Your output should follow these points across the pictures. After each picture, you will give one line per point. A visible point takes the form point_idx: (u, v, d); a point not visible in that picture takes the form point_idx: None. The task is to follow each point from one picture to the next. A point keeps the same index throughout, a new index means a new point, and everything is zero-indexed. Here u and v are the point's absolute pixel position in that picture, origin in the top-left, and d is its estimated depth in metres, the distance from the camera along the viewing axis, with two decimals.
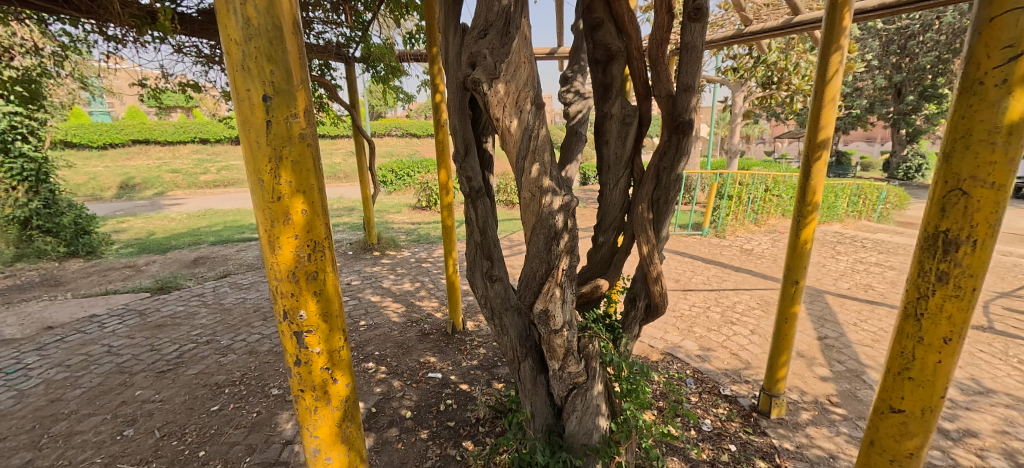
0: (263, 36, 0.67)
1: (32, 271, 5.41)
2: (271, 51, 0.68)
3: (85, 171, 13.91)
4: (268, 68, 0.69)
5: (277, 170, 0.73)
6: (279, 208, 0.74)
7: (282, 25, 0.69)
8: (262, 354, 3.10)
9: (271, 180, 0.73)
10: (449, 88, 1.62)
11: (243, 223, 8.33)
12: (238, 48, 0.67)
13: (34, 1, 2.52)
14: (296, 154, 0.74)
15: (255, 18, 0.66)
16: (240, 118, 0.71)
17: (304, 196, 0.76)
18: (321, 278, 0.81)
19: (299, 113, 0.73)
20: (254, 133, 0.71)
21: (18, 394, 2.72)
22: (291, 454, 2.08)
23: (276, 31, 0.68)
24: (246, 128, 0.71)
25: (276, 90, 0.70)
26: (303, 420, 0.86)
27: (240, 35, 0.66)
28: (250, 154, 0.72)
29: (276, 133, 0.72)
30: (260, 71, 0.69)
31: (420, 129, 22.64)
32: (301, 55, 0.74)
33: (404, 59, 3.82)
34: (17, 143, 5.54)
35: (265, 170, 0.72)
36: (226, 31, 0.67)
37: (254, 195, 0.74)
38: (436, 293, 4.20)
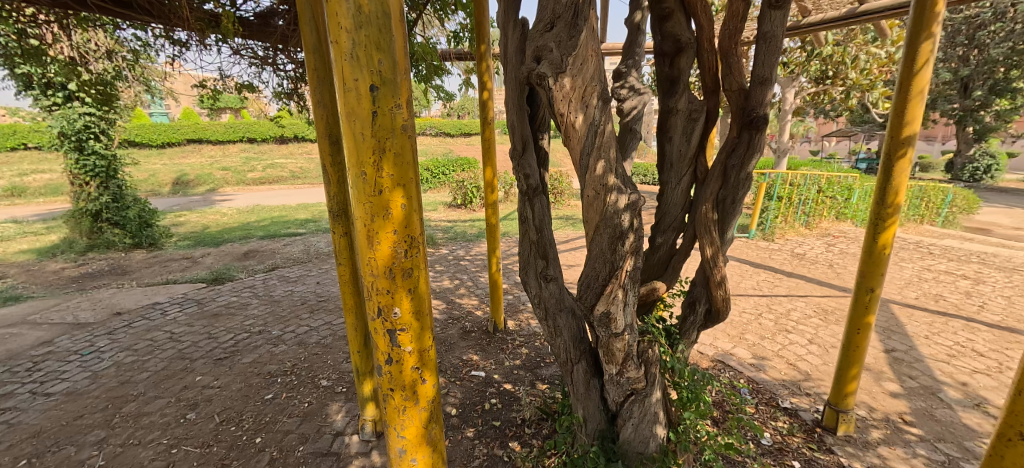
0: (373, 24, 0.66)
1: (103, 261, 5.83)
2: (379, 40, 0.67)
3: (147, 169, 14.94)
4: (376, 56, 0.68)
5: (380, 163, 0.72)
6: (380, 202, 0.74)
7: (390, 12, 0.68)
8: (310, 346, 3.20)
9: (373, 173, 0.72)
10: (509, 84, 1.61)
11: (288, 218, 8.69)
12: (348, 36, 0.66)
13: (111, 9, 2.70)
14: (399, 146, 0.73)
15: (366, 5, 0.65)
16: (346, 109, 0.71)
17: (403, 190, 0.75)
18: (416, 274, 0.79)
19: (401, 103, 0.72)
20: (359, 124, 0.70)
21: (94, 375, 2.92)
22: (341, 445, 2.12)
23: (385, 18, 0.67)
24: (352, 119, 0.70)
25: (382, 80, 0.69)
26: (391, 420, 0.85)
27: (350, 24, 0.66)
28: (354, 146, 0.72)
29: (380, 124, 0.71)
30: (369, 60, 0.68)
31: (454, 128, 22.90)
32: (404, 44, 0.73)
33: (447, 58, 3.83)
34: (93, 142, 6.00)
35: (367, 162, 0.72)
36: (336, 19, 0.66)
37: (355, 189, 0.74)
38: (475, 291, 4.21)
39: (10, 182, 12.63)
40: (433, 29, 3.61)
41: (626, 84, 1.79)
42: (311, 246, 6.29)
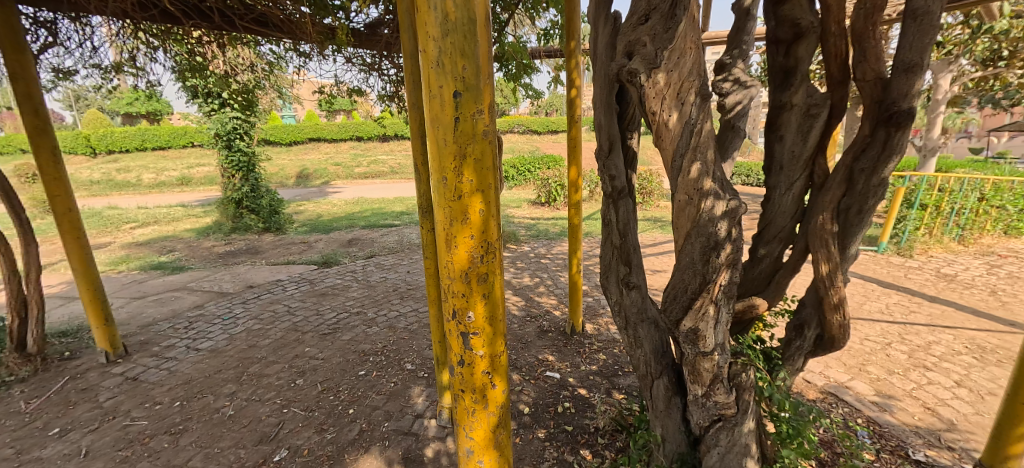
0: (458, 31, 0.67)
1: (241, 241, 6.90)
2: (464, 47, 0.68)
3: (277, 164, 17.35)
4: (461, 63, 0.69)
5: (460, 168, 0.73)
6: (459, 207, 0.75)
7: (475, 18, 0.68)
8: (399, 330, 3.45)
9: (454, 178, 0.74)
10: (598, 82, 1.55)
11: (386, 210, 9.46)
12: (435, 44, 0.68)
13: (252, 28, 3.16)
14: (479, 152, 0.73)
15: (453, 13, 0.66)
16: (431, 115, 0.73)
17: (482, 195, 0.75)
18: (490, 280, 0.79)
19: (483, 108, 0.72)
20: (442, 130, 0.72)
21: (229, 338, 3.46)
22: (420, 427, 2.24)
23: (470, 25, 0.68)
24: (435, 125, 0.72)
25: (466, 86, 0.70)
26: (461, 420, 0.87)
27: (438, 32, 0.67)
28: (437, 152, 0.74)
29: (462, 130, 0.72)
30: (454, 67, 0.69)
31: (541, 126, 23.04)
32: (488, 48, 0.73)
33: (537, 56, 3.83)
34: (239, 141, 7.12)
35: (449, 167, 0.73)
36: (425, 28, 0.68)
37: (437, 193, 0.76)
38: (554, 291, 4.18)
39: (182, 173, 15.57)
40: (524, 28, 3.64)
41: (730, 77, 1.62)
42: (404, 237, 6.77)
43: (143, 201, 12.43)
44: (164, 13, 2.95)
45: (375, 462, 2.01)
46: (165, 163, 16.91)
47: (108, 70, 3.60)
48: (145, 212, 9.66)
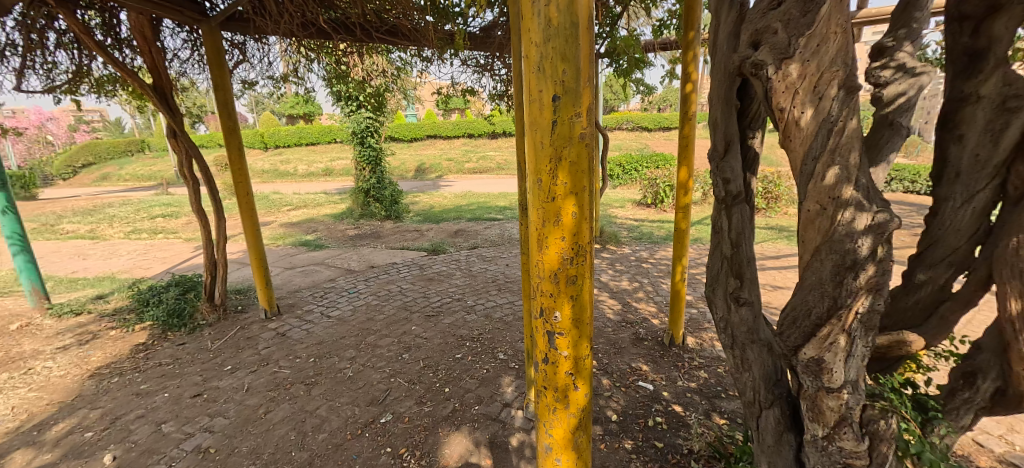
0: (560, 35, 0.68)
1: (367, 226, 7.83)
2: (565, 50, 0.68)
3: (399, 158, 19.28)
4: (561, 67, 0.69)
5: (555, 170, 0.74)
6: (552, 208, 0.76)
7: (578, 22, 0.68)
8: (495, 320, 3.60)
9: (548, 181, 0.75)
10: (717, 76, 1.43)
11: (491, 204, 9.91)
12: (537, 50, 0.70)
13: (383, 37, 3.56)
14: (575, 155, 0.73)
15: (556, 18, 0.67)
16: (531, 118, 0.75)
17: (576, 198, 0.75)
18: (579, 283, 0.79)
19: (582, 112, 0.72)
20: (540, 133, 0.74)
21: (353, 309, 3.97)
22: (507, 416, 2.32)
23: (573, 29, 0.68)
24: (534, 129, 0.74)
25: (565, 89, 0.70)
26: (542, 416, 0.89)
27: (540, 38, 0.69)
28: (534, 154, 0.76)
29: (559, 133, 0.72)
30: (554, 71, 0.70)
31: (652, 122, 21.89)
32: (591, 51, 0.72)
33: (651, 49, 3.68)
34: (370, 139, 8.12)
35: (544, 169, 0.75)
36: (529, 34, 0.71)
37: (531, 194, 0.78)
38: (654, 298, 3.97)
39: (325, 166, 18.19)
40: (638, 20, 3.49)
41: (891, 63, 1.36)
42: (506, 231, 7.02)
43: (297, 188, 14.82)
44: (320, 30, 3.49)
45: (464, 441, 2.14)
46: (314, 157, 19.92)
47: (279, 80, 4.36)
48: (298, 198, 11.52)
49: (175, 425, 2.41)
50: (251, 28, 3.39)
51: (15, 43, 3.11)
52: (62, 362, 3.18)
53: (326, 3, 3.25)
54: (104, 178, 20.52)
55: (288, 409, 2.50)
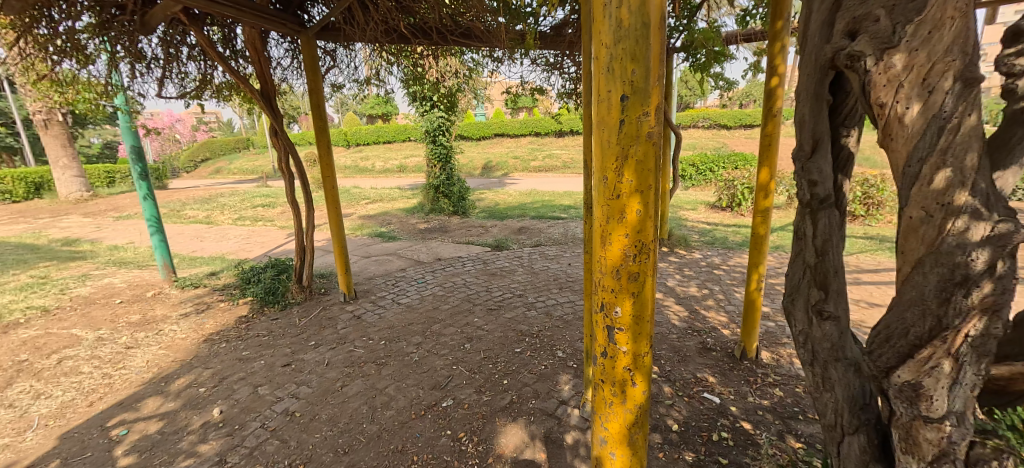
0: (631, 36, 0.69)
1: (436, 220, 8.20)
2: (636, 51, 0.69)
3: (467, 156, 19.90)
4: (631, 67, 0.70)
5: (621, 169, 0.75)
6: (617, 206, 0.77)
7: (650, 22, 0.68)
8: (555, 318, 3.62)
9: (614, 178, 0.76)
10: (805, 70, 1.33)
11: (555, 203, 9.90)
12: (607, 51, 0.71)
13: (458, 40, 3.71)
14: (642, 154, 0.74)
15: (627, 19, 0.68)
16: (599, 117, 0.76)
17: (641, 196, 0.75)
18: (642, 280, 0.79)
19: (650, 111, 0.72)
20: (607, 132, 0.75)
21: (420, 299, 4.21)
22: (563, 413, 2.33)
23: (644, 29, 0.68)
24: (601, 128, 0.76)
25: (634, 89, 0.71)
26: (599, 408, 0.90)
27: (611, 39, 0.70)
28: (600, 152, 0.77)
29: (626, 132, 0.73)
30: (623, 71, 0.71)
31: (731, 120, 20.46)
32: (662, 50, 0.72)
33: (734, 41, 3.48)
34: (442, 137, 8.51)
35: (610, 168, 0.76)
36: (600, 36, 0.72)
37: (597, 191, 0.80)
38: (725, 306, 3.75)
39: (400, 163, 19.30)
40: (720, 11, 3.29)
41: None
42: (569, 230, 7.00)
43: (374, 183, 15.89)
44: (401, 36, 3.73)
45: (520, 433, 2.19)
46: (390, 154, 21.21)
47: (363, 83, 4.72)
48: (374, 192, 12.36)
49: (268, 389, 2.73)
50: (341, 37, 3.72)
51: (158, 56, 3.69)
52: (184, 327, 3.73)
53: (406, 9, 3.48)
54: (217, 171, 23.51)
55: (361, 385, 2.72)
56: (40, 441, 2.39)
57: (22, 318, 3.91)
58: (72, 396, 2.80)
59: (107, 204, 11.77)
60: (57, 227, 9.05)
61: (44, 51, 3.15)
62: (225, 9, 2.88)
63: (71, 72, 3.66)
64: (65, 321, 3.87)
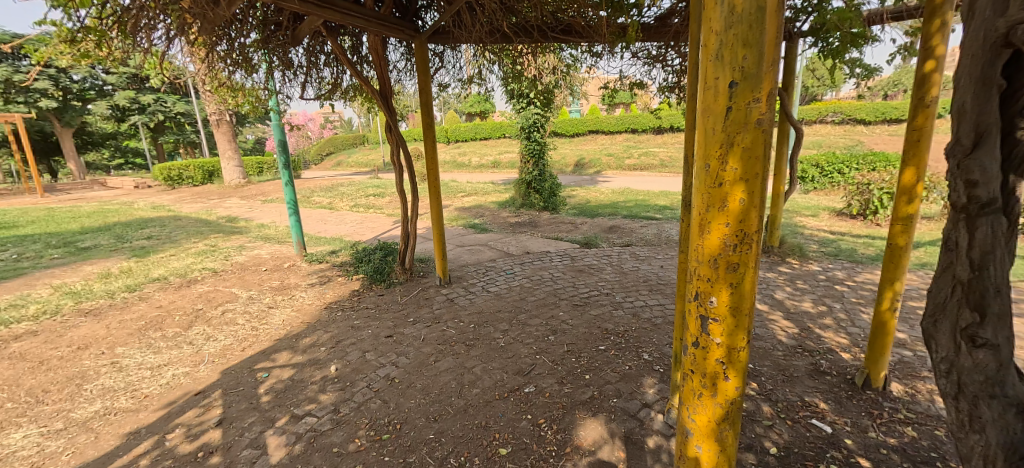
0: (744, 21, 0.66)
1: (527, 215, 8.38)
2: (749, 36, 0.67)
3: (561, 153, 19.92)
4: (742, 53, 0.68)
5: (726, 156, 0.73)
6: (718, 194, 0.75)
7: (766, 6, 0.65)
8: (643, 320, 3.51)
9: (717, 166, 0.74)
10: (977, 47, 1.09)
11: (650, 203, 9.49)
12: (717, 38, 0.70)
13: (559, 36, 3.75)
14: (750, 141, 0.71)
15: (740, 4, 0.66)
16: (705, 105, 0.75)
17: (746, 185, 0.73)
18: (741, 271, 0.76)
19: (762, 97, 0.69)
20: (713, 120, 0.74)
21: (508, 288, 4.37)
22: (646, 416, 2.27)
23: (759, 13, 0.65)
24: (706, 116, 0.75)
25: (745, 75, 0.68)
26: (686, 399, 0.89)
27: (722, 25, 0.69)
28: (704, 139, 0.76)
29: (734, 119, 0.71)
30: (733, 58, 0.69)
31: (870, 114, 17.57)
32: (780, 34, 0.69)
33: (875, 21, 3.00)
34: (536, 133, 8.67)
35: (714, 155, 0.75)
36: (710, 22, 0.71)
37: (698, 179, 0.78)
38: (846, 327, 3.29)
39: (495, 159, 20.02)
40: None
41: None
42: (663, 231, 6.67)
43: (470, 177, 16.71)
44: (504, 35, 3.88)
45: (599, 428, 2.19)
46: (486, 150, 22.12)
47: (466, 82, 5.00)
48: (470, 186, 12.99)
49: (374, 355, 3.08)
50: (450, 39, 3.99)
51: (302, 64, 4.31)
52: (310, 295, 4.36)
53: (510, 10, 3.60)
54: (338, 164, 26.66)
55: (452, 362, 2.94)
56: (209, 373, 3.01)
57: (198, 277, 4.91)
58: (231, 341, 3.46)
59: (257, 189, 14.10)
60: (222, 206, 11.08)
61: (224, 64, 3.89)
62: (356, 20, 3.28)
63: (240, 81, 4.45)
64: (226, 282, 4.76)
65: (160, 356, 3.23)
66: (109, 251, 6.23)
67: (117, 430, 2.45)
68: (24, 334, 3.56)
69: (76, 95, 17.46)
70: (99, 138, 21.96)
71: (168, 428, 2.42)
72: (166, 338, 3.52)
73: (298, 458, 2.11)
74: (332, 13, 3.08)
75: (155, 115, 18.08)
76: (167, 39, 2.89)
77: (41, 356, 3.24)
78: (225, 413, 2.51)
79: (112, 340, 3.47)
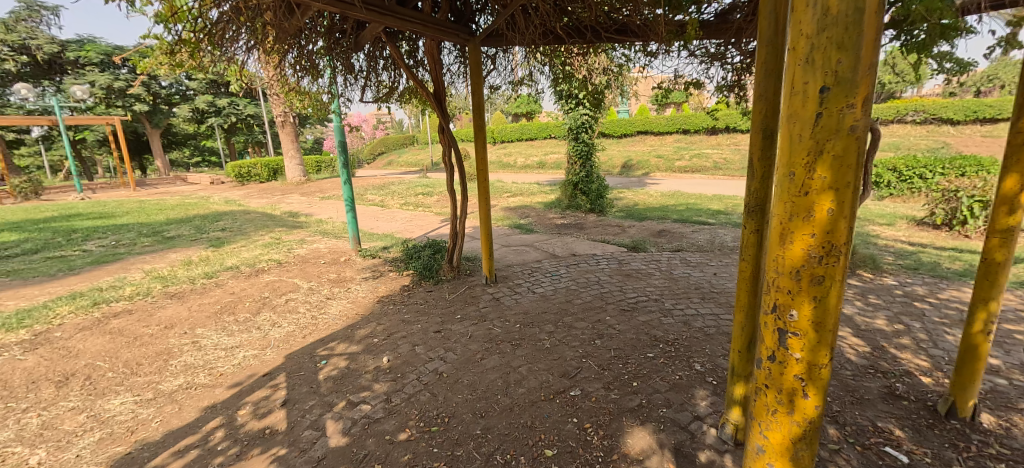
0: (839, 23, 0.65)
1: (573, 217, 8.31)
2: (844, 39, 0.65)
3: (608, 154, 19.62)
4: (836, 57, 0.67)
5: (814, 164, 0.72)
6: (804, 203, 0.74)
7: (865, 8, 0.64)
8: (694, 328, 3.37)
9: (803, 174, 0.73)
10: None
11: (702, 207, 9.11)
12: (809, 41, 0.69)
13: (613, 36, 3.70)
14: (841, 148, 0.69)
15: (835, 6, 0.65)
16: (790, 110, 0.74)
17: (836, 194, 0.71)
18: (827, 284, 0.75)
19: (857, 102, 0.67)
20: (800, 125, 0.73)
21: (554, 290, 4.36)
22: (698, 429, 2.18)
23: (857, 15, 0.64)
24: (793, 121, 0.74)
25: (838, 80, 0.67)
26: (759, 414, 0.88)
27: (814, 29, 0.68)
28: (789, 146, 0.75)
29: (824, 125, 0.70)
30: (826, 62, 0.68)
31: (959, 112, 15.85)
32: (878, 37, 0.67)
33: (970, 11, 2.70)
34: (584, 134, 8.58)
35: (800, 162, 0.73)
36: (801, 26, 0.70)
37: (780, 187, 0.78)
38: (927, 349, 3.00)
39: (540, 159, 20.05)
40: None
41: None
42: (717, 237, 6.39)
43: (516, 178, 16.82)
44: (557, 37, 3.90)
45: (647, 438, 2.14)
46: (532, 151, 22.21)
47: (516, 83, 5.04)
48: (516, 186, 13.09)
49: (423, 349, 3.19)
50: (503, 41, 4.04)
51: (362, 69, 4.52)
52: (364, 288, 4.59)
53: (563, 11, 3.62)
54: (390, 163, 27.72)
55: (498, 360, 2.98)
56: (274, 357, 3.24)
57: (265, 267, 5.30)
58: (293, 328, 3.71)
59: (316, 186, 14.99)
60: (285, 202, 11.88)
61: (293, 71, 4.15)
62: (415, 26, 3.40)
63: (306, 86, 4.76)
64: (290, 273, 5.11)
65: (233, 339, 3.52)
66: (189, 241, 6.87)
67: (197, 403, 2.70)
68: (121, 312, 4.01)
69: (164, 99, 19.36)
70: (182, 138, 24.24)
71: (240, 405, 2.64)
72: (237, 322, 3.84)
73: (353, 442, 2.23)
74: (392, 19, 3.21)
75: (229, 117, 19.72)
76: (246, 50, 3.14)
77: (135, 333, 3.63)
78: (288, 395, 2.70)
79: (193, 321, 3.83)
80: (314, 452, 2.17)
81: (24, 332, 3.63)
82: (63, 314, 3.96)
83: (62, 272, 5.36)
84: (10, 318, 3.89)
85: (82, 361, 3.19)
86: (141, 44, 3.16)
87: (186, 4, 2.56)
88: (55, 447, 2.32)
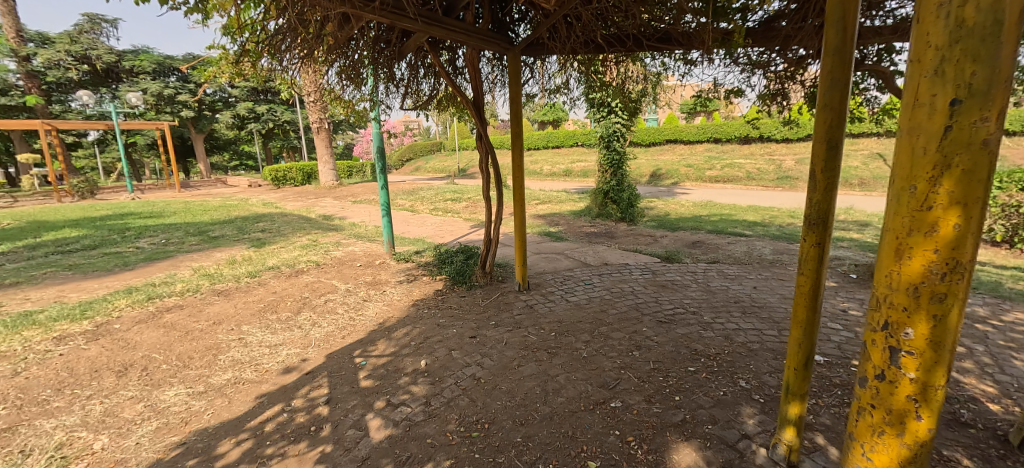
0: (975, 37, 0.82)
1: (603, 225, 8.24)
2: (979, 52, 0.82)
3: (636, 163, 19.43)
4: (970, 68, 0.84)
5: (939, 179, 0.90)
6: (928, 219, 0.92)
7: (1003, 21, 0.80)
8: (737, 343, 3.28)
9: (928, 189, 0.91)
10: None
11: (737, 218, 8.88)
12: (942, 56, 0.87)
13: (656, 45, 3.68)
14: (970, 160, 0.86)
15: (972, 21, 0.82)
16: (920, 122, 0.92)
17: (960, 213, 0.89)
18: (945, 300, 0.93)
19: (989, 115, 0.84)
20: (932, 134, 0.90)
21: (588, 299, 4.32)
22: (747, 448, 2.11)
23: (994, 28, 0.81)
24: (922, 131, 0.92)
25: (970, 92, 0.84)
26: (874, 410, 1.08)
27: (949, 39, 0.85)
28: (914, 158, 0.93)
29: (954, 137, 0.87)
30: (959, 73, 0.85)
31: (1015, 122, 14.96)
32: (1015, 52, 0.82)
33: None
34: (616, 142, 8.51)
35: (925, 176, 0.92)
36: (935, 40, 0.88)
37: (905, 202, 0.96)
38: (993, 373, 2.81)
39: (567, 167, 20.06)
40: None
41: None
42: (754, 249, 6.20)
43: (543, 185, 16.84)
44: (598, 46, 3.92)
45: (693, 455, 2.08)
46: (559, 159, 22.23)
47: (552, 91, 5.06)
48: (544, 193, 13.11)
49: (460, 354, 3.21)
50: (544, 50, 4.08)
51: (403, 77, 4.65)
52: (399, 291, 4.67)
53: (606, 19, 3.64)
54: (418, 169, 28.24)
55: (535, 368, 2.97)
56: (316, 356, 3.33)
57: (304, 268, 5.48)
58: (333, 328, 3.81)
59: (348, 190, 15.45)
60: (319, 206, 12.25)
61: (337, 79, 4.28)
62: (458, 36, 3.47)
63: (350, 95, 4.93)
64: (327, 274, 5.26)
65: (277, 336, 3.65)
66: (233, 240, 7.19)
67: (245, 397, 2.80)
68: (173, 308, 4.22)
69: (208, 105, 20.41)
70: (224, 142, 25.48)
71: (286, 400, 2.73)
72: (280, 320, 3.98)
73: (396, 443, 2.26)
74: (438, 29, 3.29)
75: (268, 122, 20.60)
76: (298, 60, 3.29)
77: (187, 327, 3.82)
78: (332, 394, 2.77)
79: (238, 318, 3.99)
80: (358, 451, 2.21)
81: (86, 322, 3.87)
82: (122, 307, 4.20)
83: (117, 268, 5.68)
84: (74, 309, 4.15)
85: (139, 353, 3.37)
86: (205, 55, 3.36)
87: (249, 17, 2.72)
88: (117, 434, 2.45)
